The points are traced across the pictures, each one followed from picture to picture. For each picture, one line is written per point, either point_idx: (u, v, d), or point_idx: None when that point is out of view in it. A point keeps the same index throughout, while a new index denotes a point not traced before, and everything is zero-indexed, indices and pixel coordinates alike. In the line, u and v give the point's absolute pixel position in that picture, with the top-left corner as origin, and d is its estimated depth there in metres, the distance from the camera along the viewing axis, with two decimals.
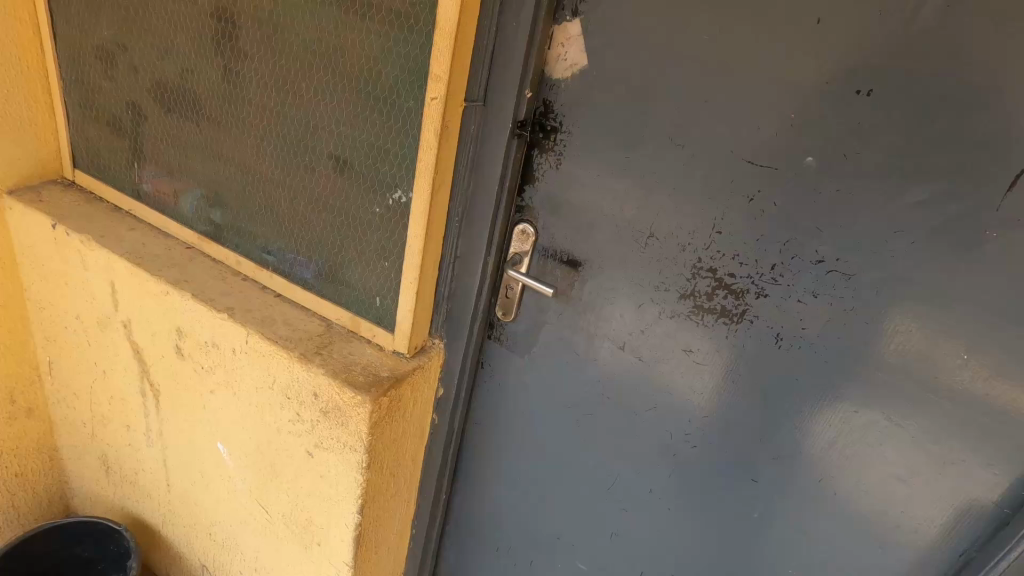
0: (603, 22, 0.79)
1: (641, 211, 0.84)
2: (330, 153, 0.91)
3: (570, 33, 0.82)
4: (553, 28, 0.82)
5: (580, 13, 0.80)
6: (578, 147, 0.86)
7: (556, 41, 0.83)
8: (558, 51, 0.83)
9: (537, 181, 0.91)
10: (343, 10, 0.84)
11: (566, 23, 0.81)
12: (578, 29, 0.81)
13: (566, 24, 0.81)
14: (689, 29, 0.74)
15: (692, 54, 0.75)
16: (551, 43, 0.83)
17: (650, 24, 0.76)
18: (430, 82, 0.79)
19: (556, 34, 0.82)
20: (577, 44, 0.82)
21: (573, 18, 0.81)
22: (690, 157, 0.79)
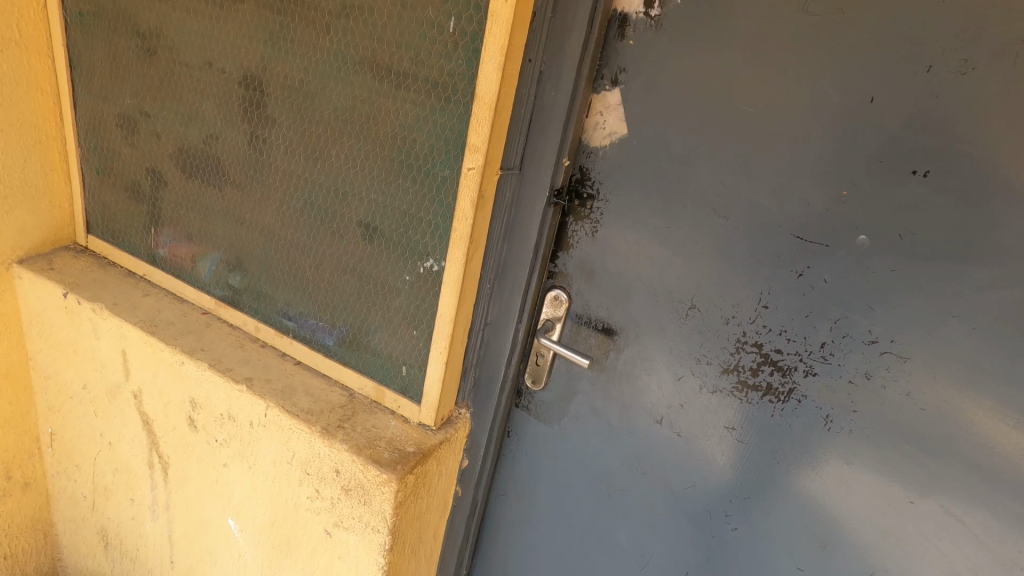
0: (643, 92, 0.78)
1: (682, 281, 0.82)
2: (358, 220, 0.89)
3: (609, 101, 0.81)
4: (591, 96, 0.81)
5: (620, 82, 0.80)
6: (615, 214, 0.85)
7: (593, 109, 0.82)
8: (596, 119, 0.82)
9: (571, 247, 0.89)
10: (378, 79, 0.83)
11: (605, 92, 0.81)
12: (617, 98, 0.80)
13: (605, 93, 0.81)
14: (733, 101, 0.74)
15: (736, 126, 0.74)
16: (589, 112, 0.82)
17: (692, 96, 0.76)
18: (468, 152, 0.77)
19: (595, 103, 0.82)
20: (616, 112, 0.81)
21: (612, 87, 0.80)
22: (734, 229, 0.77)
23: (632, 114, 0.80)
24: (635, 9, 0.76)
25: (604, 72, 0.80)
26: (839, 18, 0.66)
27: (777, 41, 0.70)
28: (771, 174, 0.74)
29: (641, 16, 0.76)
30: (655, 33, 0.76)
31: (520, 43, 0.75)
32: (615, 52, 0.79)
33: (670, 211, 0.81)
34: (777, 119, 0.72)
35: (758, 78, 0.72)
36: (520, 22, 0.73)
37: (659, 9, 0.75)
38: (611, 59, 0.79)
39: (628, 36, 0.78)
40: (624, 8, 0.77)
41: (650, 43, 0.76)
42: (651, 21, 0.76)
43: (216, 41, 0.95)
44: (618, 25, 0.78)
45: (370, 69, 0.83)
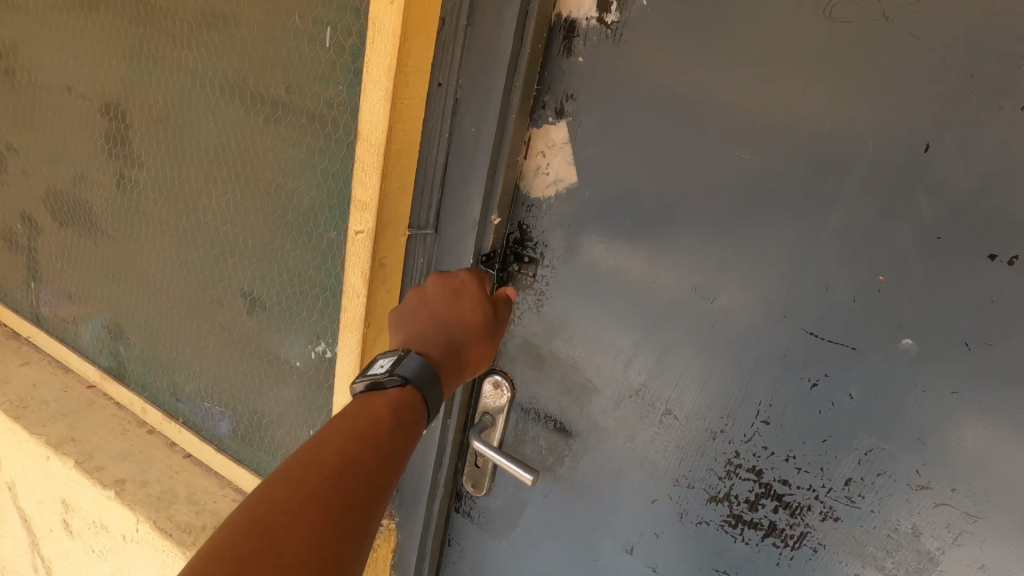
0: (598, 128, 0.57)
1: (653, 378, 0.61)
2: (241, 289, 0.70)
3: (553, 137, 0.59)
4: (530, 132, 0.60)
5: (567, 113, 0.58)
6: (566, 287, 0.63)
7: (532, 148, 0.61)
8: (537, 162, 0.61)
9: (512, 323, 0.68)
10: (245, 109, 0.62)
11: (548, 126, 0.59)
12: (563, 134, 0.59)
13: (548, 127, 0.59)
14: (722, 142, 0.52)
15: (724, 177, 0.53)
16: (528, 152, 0.61)
17: (663, 135, 0.54)
18: (355, 210, 0.57)
19: (535, 140, 0.60)
20: (562, 153, 0.59)
21: (557, 120, 0.59)
22: (722, 316, 0.56)
23: (584, 158, 0.58)
24: (585, 13, 0.54)
25: (545, 99, 0.59)
26: (879, 28, 0.45)
27: (787, 59, 0.48)
28: (773, 245, 0.52)
29: (593, 23, 0.54)
30: (614, 47, 0.54)
31: (421, 62, 0.54)
32: (559, 72, 0.57)
33: (636, 286, 0.59)
34: (784, 170, 0.50)
35: (758, 112, 0.50)
36: (417, 33, 0.51)
37: (617, 13, 0.53)
38: (554, 82, 0.58)
39: (576, 50, 0.56)
40: (571, 12, 0.55)
41: (607, 61, 0.55)
42: (607, 31, 0.54)
43: (72, 59, 0.75)
44: (563, 35, 0.56)
45: (234, 93, 0.62)
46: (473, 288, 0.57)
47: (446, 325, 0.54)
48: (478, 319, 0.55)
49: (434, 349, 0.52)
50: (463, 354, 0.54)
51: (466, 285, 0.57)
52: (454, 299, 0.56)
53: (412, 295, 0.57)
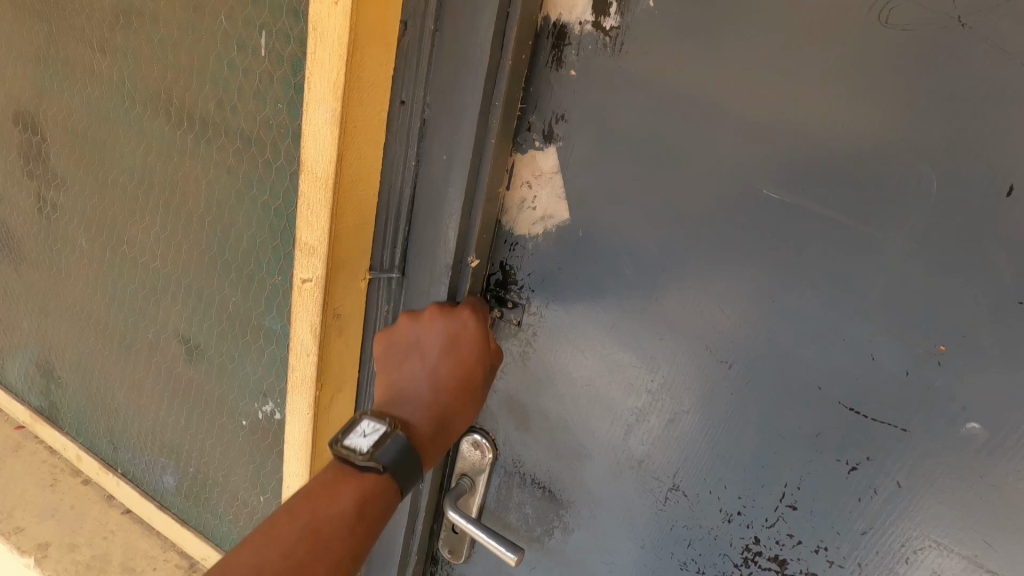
0: (591, 156, 0.47)
1: (657, 450, 0.52)
2: (175, 334, 0.60)
3: (540, 165, 0.50)
4: (513, 158, 0.50)
5: (556, 137, 0.48)
6: (558, 339, 0.54)
7: (516, 178, 0.51)
8: (522, 194, 0.51)
9: (494, 375, 0.59)
10: (168, 127, 0.51)
11: (534, 152, 0.49)
12: (552, 162, 0.49)
13: (534, 153, 0.50)
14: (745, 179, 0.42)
15: (746, 220, 0.43)
16: (511, 181, 0.51)
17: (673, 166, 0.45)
18: (300, 254, 0.47)
19: (518, 167, 0.50)
20: (551, 185, 0.50)
21: (544, 145, 0.49)
22: (741, 382, 0.47)
23: (575, 191, 0.49)
24: (578, 16, 0.45)
25: (531, 119, 0.49)
26: (951, 38, 0.35)
27: (832, 78, 0.38)
28: (805, 303, 0.43)
29: (588, 28, 0.45)
30: (613, 58, 0.44)
31: (378, 76, 0.44)
32: (547, 87, 0.47)
33: (639, 342, 0.50)
34: (821, 214, 0.41)
35: (791, 141, 0.40)
36: (372, 41, 0.41)
37: (617, 17, 0.44)
38: (541, 100, 0.48)
39: (568, 61, 0.46)
40: (561, 15, 0.45)
41: (605, 75, 0.45)
42: (604, 38, 0.44)
43: None
44: (552, 43, 0.46)
45: (154, 108, 0.51)
46: (473, 337, 0.47)
47: (440, 393, 0.46)
48: (475, 379, 0.47)
49: (421, 420, 0.45)
50: (450, 425, 0.46)
51: (466, 332, 0.47)
52: (451, 350, 0.47)
53: (407, 325, 0.48)
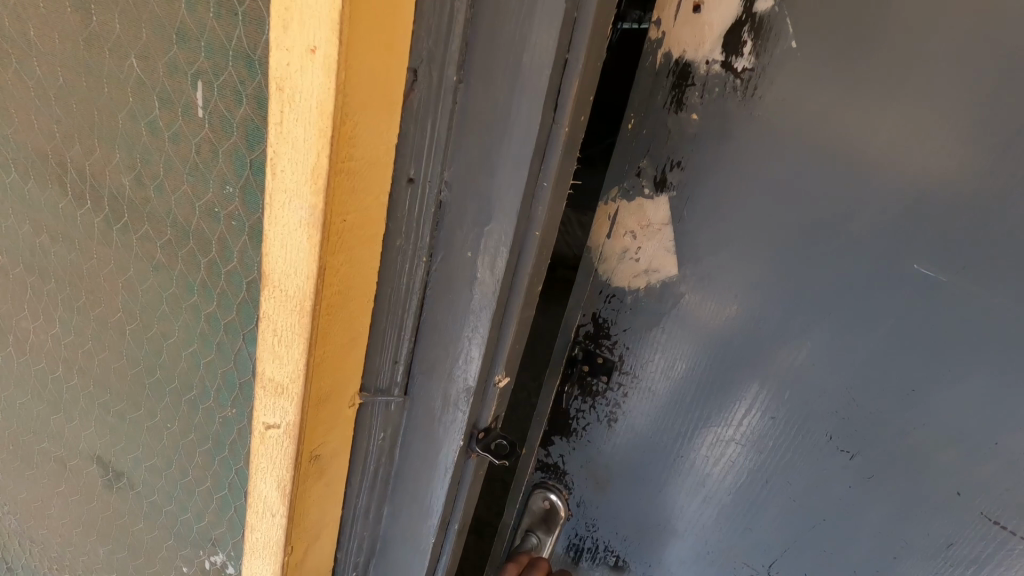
0: (707, 214, 0.40)
1: (757, 526, 0.47)
2: (90, 453, 0.46)
3: (648, 215, 0.42)
4: (616, 204, 0.42)
5: (670, 187, 0.41)
6: (651, 403, 0.47)
7: (618, 227, 0.43)
8: (623, 245, 0.43)
9: (571, 436, 0.51)
10: (64, 198, 0.36)
11: (643, 199, 0.42)
12: (664, 213, 0.41)
13: (641, 201, 0.42)
14: (886, 257, 0.37)
15: (885, 302, 0.38)
16: (612, 231, 0.43)
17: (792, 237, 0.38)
18: (263, 392, 0.33)
19: (621, 214, 0.42)
20: (660, 237, 0.42)
21: (656, 193, 0.41)
22: (861, 472, 0.42)
23: (689, 249, 0.42)
24: (705, 54, 0.37)
25: (641, 164, 0.41)
26: None
27: (998, 153, 0.33)
28: (948, 401, 0.38)
29: (715, 69, 0.37)
30: (743, 107, 0.37)
31: (379, 151, 0.30)
32: (660, 132, 0.39)
33: (745, 423, 0.44)
34: (978, 307, 0.36)
35: (945, 230, 0.35)
36: (371, 107, 0.27)
37: (752, 58, 0.36)
38: (652, 148, 0.40)
39: (689, 105, 0.38)
40: (684, 52, 0.37)
41: (729, 126, 0.38)
42: (735, 82, 0.37)
43: None
44: (671, 82, 0.38)
45: (43, 171, 0.37)
46: None
47: None
48: None
49: None
50: None
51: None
52: None
53: None
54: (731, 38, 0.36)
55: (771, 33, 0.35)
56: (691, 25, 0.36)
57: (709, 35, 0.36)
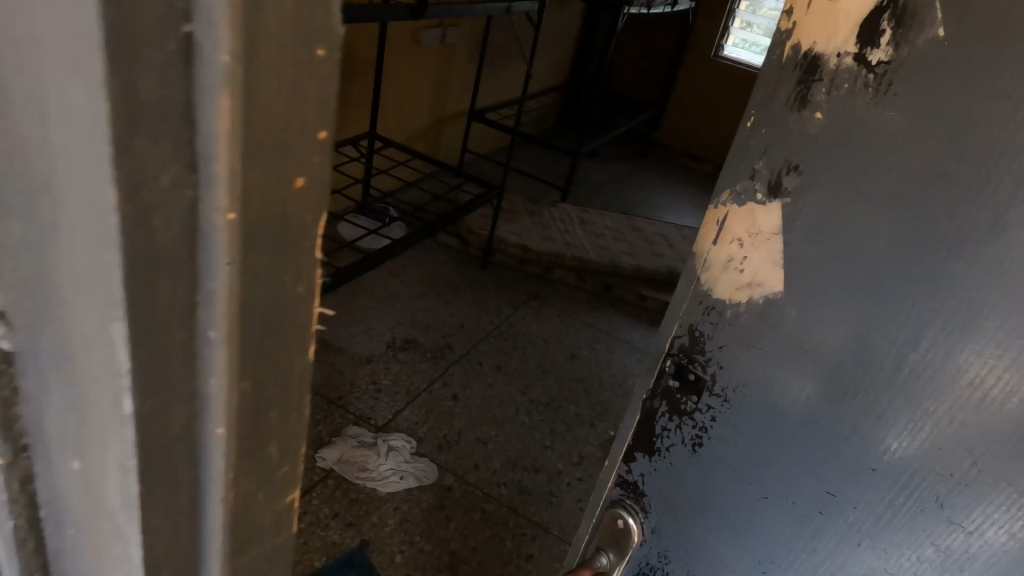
0: (813, 230, 0.48)
1: (841, 516, 0.54)
2: None
3: (757, 224, 0.51)
4: (728, 206, 0.52)
5: (784, 193, 0.49)
6: (737, 433, 0.57)
7: (726, 234, 0.53)
8: (731, 251, 0.53)
9: (663, 430, 0.62)
10: None
11: (757, 202, 0.50)
12: (774, 220, 0.50)
13: (753, 206, 0.51)
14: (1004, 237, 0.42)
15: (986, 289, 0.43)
16: (720, 235, 0.54)
17: (834, 300, 0.49)
18: None
19: (732, 221, 0.52)
20: (767, 244, 0.51)
21: (768, 199, 0.50)
22: (871, 504, 0.52)
23: (791, 262, 0.50)
24: (838, 46, 0.44)
25: (758, 167, 0.50)
26: None
27: None
28: None
29: (847, 62, 0.44)
30: (875, 98, 0.44)
31: None
32: (779, 128, 0.48)
33: (849, 416, 0.51)
34: None
35: None
36: None
37: (888, 50, 0.42)
38: (768, 150, 0.49)
39: (814, 101, 0.46)
40: (814, 46, 0.45)
41: (859, 114, 0.44)
42: (868, 75, 0.43)
43: None
44: (800, 77, 0.46)
45: None
46: None
47: None
48: None
49: None
50: None
51: None
52: None
53: None
54: (866, 29, 0.43)
55: (917, 18, 0.41)
56: (827, 14, 0.44)
57: (843, 26, 0.43)
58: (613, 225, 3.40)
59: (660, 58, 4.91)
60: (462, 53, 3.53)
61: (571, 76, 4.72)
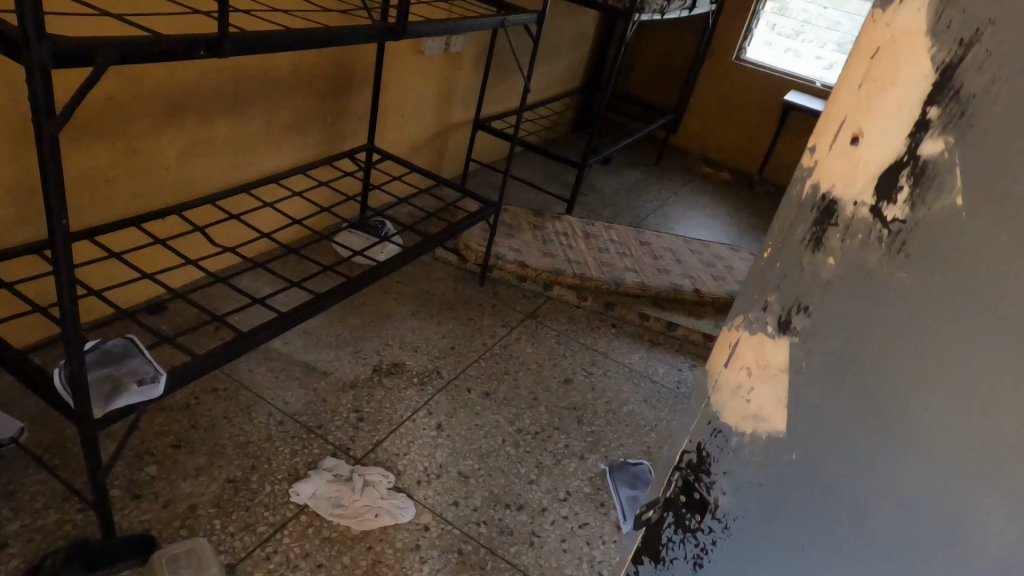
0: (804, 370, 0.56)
1: None
2: None
3: (762, 358, 0.60)
4: (746, 334, 0.61)
5: (791, 331, 0.56)
6: (738, 536, 0.65)
7: (737, 359, 0.62)
8: (738, 378, 0.62)
9: (682, 521, 0.71)
10: None
11: (767, 336, 0.59)
12: (780, 353, 0.58)
13: (762, 338, 0.59)
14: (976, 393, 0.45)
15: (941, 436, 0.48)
16: (731, 360, 0.63)
17: (821, 437, 0.55)
18: None
19: (743, 352, 0.61)
20: (768, 376, 0.59)
21: (776, 333, 0.58)
22: None
23: (786, 398, 0.58)
24: (852, 197, 0.50)
25: (769, 301, 0.58)
26: None
27: None
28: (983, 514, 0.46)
29: (863, 210, 0.50)
30: (883, 252, 0.49)
31: None
32: (792, 266, 0.55)
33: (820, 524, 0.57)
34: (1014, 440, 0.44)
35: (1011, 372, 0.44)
36: None
37: (903, 207, 0.47)
38: (778, 292, 0.57)
39: (828, 245, 0.53)
40: (833, 189, 0.51)
41: (867, 266, 0.50)
42: (882, 228, 0.49)
43: None
44: (817, 222, 0.53)
45: None
46: None
47: None
48: None
49: None
50: None
51: None
52: None
53: None
54: (884, 182, 0.48)
55: (930, 176, 0.46)
56: (847, 159, 0.50)
57: (862, 173, 0.49)
58: (619, 238, 3.28)
59: (679, 62, 4.75)
60: (469, 59, 3.41)
61: (586, 80, 4.59)
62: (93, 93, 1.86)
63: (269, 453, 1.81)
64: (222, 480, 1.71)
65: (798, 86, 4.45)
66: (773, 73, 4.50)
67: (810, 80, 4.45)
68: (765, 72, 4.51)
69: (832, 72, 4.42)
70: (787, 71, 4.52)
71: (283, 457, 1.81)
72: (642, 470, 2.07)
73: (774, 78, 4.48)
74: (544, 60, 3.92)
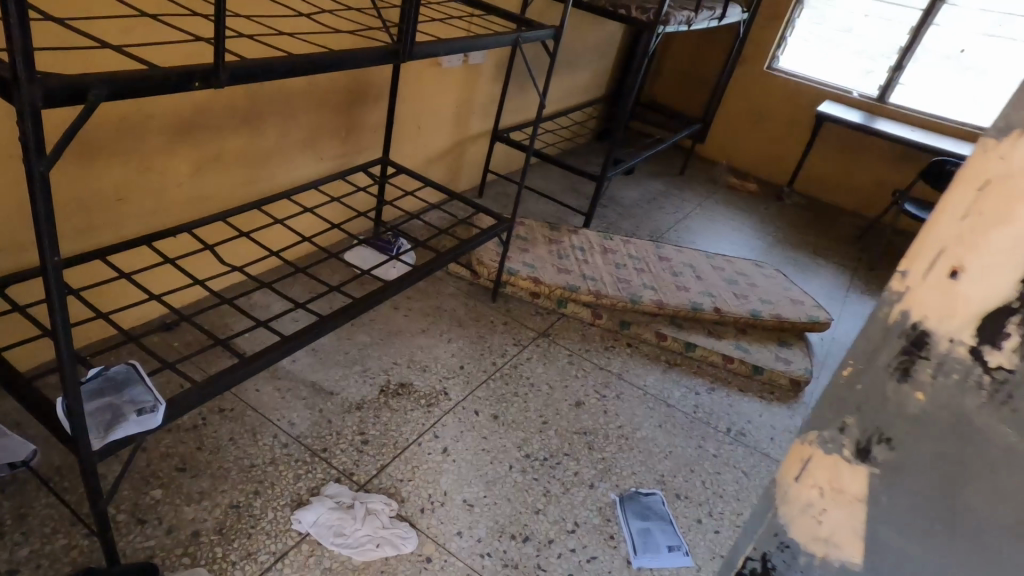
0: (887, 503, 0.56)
1: None
2: None
3: (841, 482, 0.59)
4: (815, 454, 0.60)
5: (872, 460, 0.57)
6: None
7: (808, 477, 0.61)
8: (810, 496, 0.61)
9: None
10: None
11: (844, 462, 0.58)
12: (858, 482, 0.58)
13: (841, 463, 0.58)
14: None
15: None
16: (803, 476, 0.62)
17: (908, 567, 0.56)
18: None
19: (817, 471, 0.60)
20: (845, 505, 0.59)
21: (854, 460, 0.58)
22: None
23: (866, 527, 0.58)
24: (952, 335, 0.51)
25: (848, 428, 0.58)
26: None
27: None
28: None
29: (961, 353, 0.51)
30: (984, 398, 0.50)
31: None
32: (877, 396, 0.56)
33: None
34: None
35: None
36: None
37: (1008, 358, 0.48)
38: (858, 418, 0.57)
39: (914, 380, 0.53)
40: (927, 321, 0.52)
41: (961, 412, 0.51)
42: (984, 375, 0.50)
43: None
44: (911, 352, 0.53)
45: None
46: None
47: None
48: None
49: None
50: None
51: None
52: None
53: None
54: (990, 328, 0.49)
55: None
56: (949, 294, 0.50)
57: (962, 315, 0.50)
58: (637, 253, 3.20)
59: (705, 69, 4.64)
60: (490, 71, 3.37)
61: (609, 89, 4.51)
62: (95, 116, 1.77)
63: (273, 478, 1.80)
64: (225, 506, 1.69)
65: (830, 96, 4.30)
66: (804, 82, 4.36)
67: (844, 89, 4.31)
68: (796, 81, 4.38)
69: (867, 82, 4.27)
70: (819, 80, 4.38)
71: (286, 482, 1.79)
72: (654, 500, 2.01)
73: (805, 87, 4.35)
74: (566, 71, 3.86)
